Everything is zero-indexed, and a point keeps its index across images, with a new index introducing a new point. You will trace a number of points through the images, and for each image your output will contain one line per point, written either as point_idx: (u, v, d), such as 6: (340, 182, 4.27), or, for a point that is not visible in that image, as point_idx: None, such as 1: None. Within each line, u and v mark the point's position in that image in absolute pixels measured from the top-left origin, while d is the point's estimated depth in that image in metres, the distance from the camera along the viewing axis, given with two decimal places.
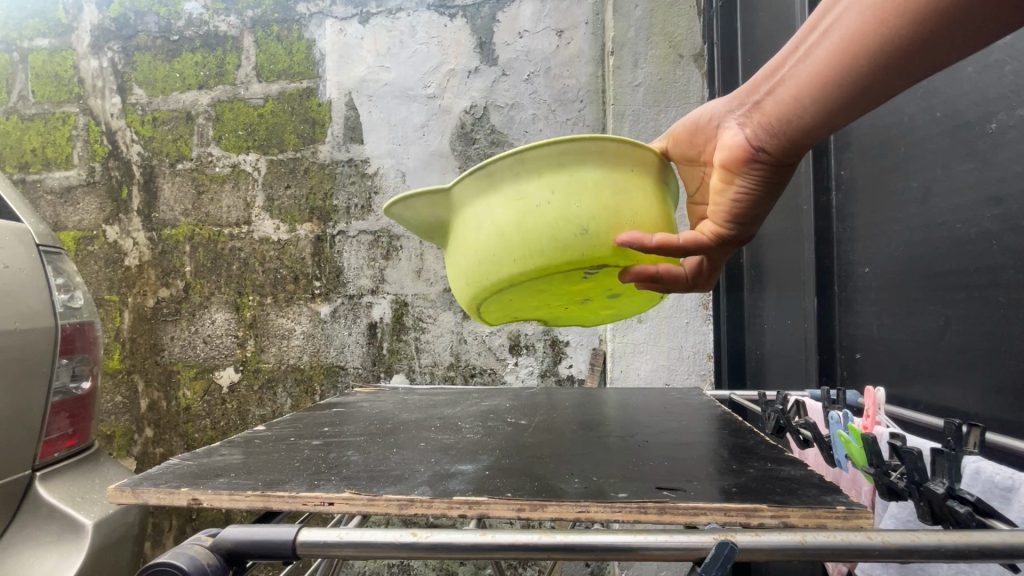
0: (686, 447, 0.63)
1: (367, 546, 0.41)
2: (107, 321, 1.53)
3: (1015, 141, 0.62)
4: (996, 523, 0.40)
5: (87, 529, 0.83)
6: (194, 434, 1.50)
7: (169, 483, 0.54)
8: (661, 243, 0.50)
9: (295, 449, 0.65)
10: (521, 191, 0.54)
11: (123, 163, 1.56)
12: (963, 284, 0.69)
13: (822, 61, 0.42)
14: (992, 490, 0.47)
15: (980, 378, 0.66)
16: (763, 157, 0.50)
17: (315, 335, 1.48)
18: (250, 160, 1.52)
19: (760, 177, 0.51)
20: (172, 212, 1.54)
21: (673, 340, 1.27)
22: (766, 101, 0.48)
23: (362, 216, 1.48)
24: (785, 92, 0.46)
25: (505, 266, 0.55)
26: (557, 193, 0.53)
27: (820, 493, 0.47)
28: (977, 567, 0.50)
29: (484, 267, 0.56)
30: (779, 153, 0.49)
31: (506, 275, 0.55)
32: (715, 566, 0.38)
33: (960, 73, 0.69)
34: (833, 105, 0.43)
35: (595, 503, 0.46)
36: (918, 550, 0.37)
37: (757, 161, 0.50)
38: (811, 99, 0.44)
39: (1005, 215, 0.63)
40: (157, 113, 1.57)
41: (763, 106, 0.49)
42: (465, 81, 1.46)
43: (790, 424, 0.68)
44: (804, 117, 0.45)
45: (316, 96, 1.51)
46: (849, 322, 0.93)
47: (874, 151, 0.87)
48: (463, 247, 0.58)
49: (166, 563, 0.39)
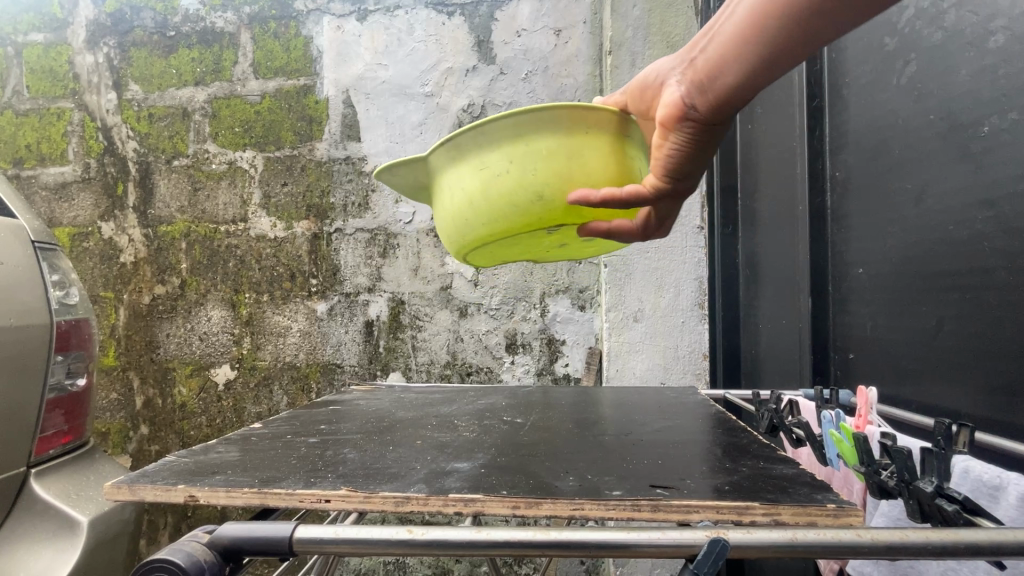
0: (681, 446, 0.63)
1: (364, 543, 0.42)
2: (102, 318, 1.52)
3: (1007, 145, 0.62)
4: (982, 521, 0.40)
5: (82, 526, 0.83)
6: (190, 431, 1.50)
7: (166, 480, 0.54)
8: (606, 199, 0.54)
9: (292, 447, 0.65)
10: (480, 160, 0.58)
11: (119, 159, 1.56)
12: (954, 285, 0.70)
13: (747, 13, 0.43)
14: (979, 489, 0.48)
15: (972, 378, 0.67)
16: (694, 115, 0.49)
17: (311, 332, 1.48)
18: (247, 157, 1.52)
19: (690, 136, 0.50)
20: (168, 208, 1.54)
21: (669, 339, 1.28)
22: (699, 58, 0.48)
23: (359, 214, 1.48)
24: (716, 46, 0.46)
25: (470, 225, 0.61)
26: (513, 163, 0.57)
27: (811, 492, 0.48)
28: (966, 565, 0.51)
29: (458, 230, 0.62)
30: (708, 110, 0.48)
31: (471, 231, 0.61)
32: (707, 563, 0.38)
33: (954, 77, 0.70)
34: (762, 57, 0.44)
35: (589, 501, 0.47)
36: (906, 547, 0.37)
37: (689, 121, 0.49)
38: (736, 51, 0.44)
39: (996, 217, 0.64)
40: (153, 109, 1.56)
41: (696, 63, 0.48)
42: (462, 79, 1.46)
43: (784, 422, 0.69)
44: (731, 67, 0.45)
45: (313, 93, 1.51)
46: (843, 322, 0.94)
47: (868, 153, 0.87)
48: (440, 202, 0.64)
49: (163, 559, 0.39)
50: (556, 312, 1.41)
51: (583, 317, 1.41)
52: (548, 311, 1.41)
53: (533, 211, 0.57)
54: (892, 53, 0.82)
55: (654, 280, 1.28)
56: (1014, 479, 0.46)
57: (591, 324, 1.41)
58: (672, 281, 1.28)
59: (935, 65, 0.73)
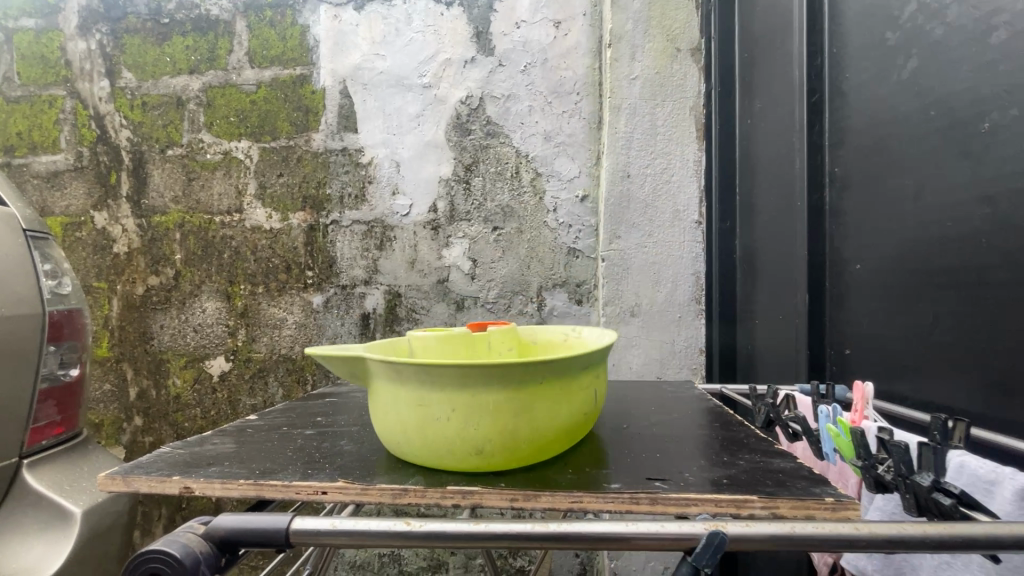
0: (678, 439, 0.63)
1: (361, 535, 0.42)
2: (95, 308, 1.51)
3: (1007, 141, 0.62)
4: (978, 515, 0.41)
5: (76, 517, 0.82)
6: (184, 423, 1.49)
7: (160, 472, 0.54)
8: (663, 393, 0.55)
9: (288, 438, 0.65)
10: (421, 397, 0.53)
11: (112, 148, 1.54)
12: (952, 282, 0.70)
13: None
14: (975, 484, 0.48)
15: (968, 374, 0.67)
16: None
17: (307, 325, 1.47)
18: (243, 147, 1.51)
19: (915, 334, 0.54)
20: (162, 198, 1.52)
21: (666, 334, 1.28)
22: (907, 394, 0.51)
23: (356, 205, 1.47)
24: None
25: (404, 411, 0.54)
26: (456, 410, 0.52)
27: (808, 485, 0.48)
28: (960, 558, 0.52)
29: (397, 426, 0.55)
30: None
31: (407, 419, 0.54)
32: (707, 554, 0.38)
33: (955, 73, 0.70)
34: None
35: (587, 493, 0.47)
36: (904, 540, 0.38)
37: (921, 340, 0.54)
38: None
39: (995, 214, 0.64)
40: (147, 98, 1.54)
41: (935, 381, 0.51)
42: (461, 70, 1.44)
43: (781, 417, 0.69)
44: None
45: (310, 83, 1.49)
46: (840, 318, 0.94)
47: (868, 149, 0.87)
48: (379, 422, 0.57)
49: (158, 550, 0.38)
50: (553, 306, 1.41)
51: (580, 311, 1.41)
52: (545, 306, 1.41)
53: (471, 461, 0.53)
54: (893, 48, 0.82)
55: (651, 275, 1.28)
56: (1009, 474, 0.47)
57: (588, 318, 1.40)
58: (670, 276, 1.28)
59: (936, 60, 0.73)
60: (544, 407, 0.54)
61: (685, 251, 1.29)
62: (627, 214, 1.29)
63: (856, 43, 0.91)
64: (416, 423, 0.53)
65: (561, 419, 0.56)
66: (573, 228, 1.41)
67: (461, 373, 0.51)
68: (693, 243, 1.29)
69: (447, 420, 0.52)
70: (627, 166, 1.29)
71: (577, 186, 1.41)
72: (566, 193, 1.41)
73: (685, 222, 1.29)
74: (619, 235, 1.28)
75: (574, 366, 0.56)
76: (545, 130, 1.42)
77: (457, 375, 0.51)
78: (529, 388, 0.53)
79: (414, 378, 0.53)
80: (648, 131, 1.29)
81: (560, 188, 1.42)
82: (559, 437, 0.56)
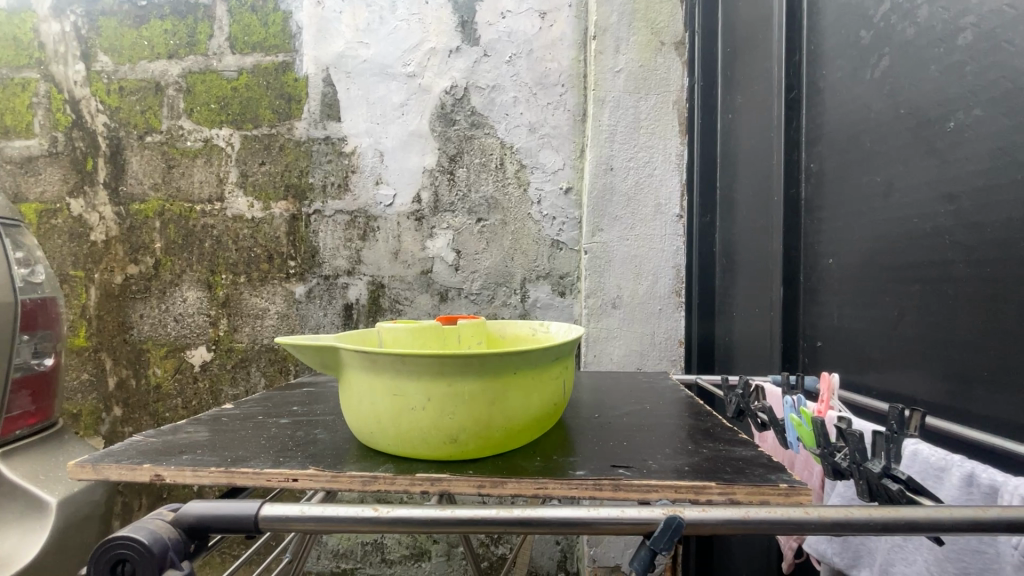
0: (648, 428, 0.65)
1: (329, 520, 0.42)
2: (72, 297, 1.48)
3: (970, 141, 0.64)
4: (922, 499, 0.43)
5: (51, 506, 0.81)
6: (165, 413, 1.48)
7: (132, 460, 0.54)
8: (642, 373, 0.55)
9: (263, 427, 0.65)
10: (397, 386, 0.54)
11: (88, 134, 1.51)
12: (916, 277, 0.72)
13: None
14: (927, 469, 0.51)
15: (928, 366, 0.70)
16: None
17: (289, 315, 1.46)
18: (223, 135, 1.48)
19: None
20: (140, 186, 1.50)
21: (646, 326, 1.30)
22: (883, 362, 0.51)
23: (339, 195, 1.46)
24: None
25: (380, 400, 0.55)
26: (432, 399, 0.53)
27: (767, 472, 0.50)
28: (912, 541, 0.54)
29: (372, 415, 0.55)
30: None
31: (383, 408, 0.54)
32: (664, 538, 0.40)
33: (924, 72, 0.71)
34: None
35: (552, 480, 0.48)
36: (850, 524, 0.39)
37: None
38: None
39: (957, 211, 0.66)
40: (124, 82, 1.51)
41: None
42: (446, 60, 1.43)
43: (749, 407, 0.71)
44: None
45: (292, 71, 1.47)
46: (812, 311, 0.97)
47: (842, 146, 0.89)
48: (354, 411, 0.57)
49: (124, 537, 0.39)
50: (536, 298, 1.42)
51: (563, 303, 1.42)
52: (528, 297, 1.42)
53: (445, 450, 0.54)
54: (868, 47, 0.83)
55: (632, 268, 1.30)
56: (957, 463, 0.49)
57: (571, 310, 1.42)
58: (650, 268, 1.30)
59: (907, 60, 0.74)
60: (518, 397, 0.55)
61: (666, 244, 1.30)
62: (609, 207, 1.30)
63: (833, 41, 0.92)
64: (392, 412, 0.54)
65: (534, 409, 0.57)
66: (556, 221, 1.42)
67: (437, 363, 0.52)
68: (674, 236, 1.30)
69: (423, 409, 0.53)
70: (610, 159, 1.29)
71: (561, 178, 1.42)
72: (550, 186, 1.42)
73: (666, 215, 1.31)
74: (601, 228, 1.29)
75: (548, 357, 0.57)
76: (529, 122, 1.42)
77: (434, 364, 0.52)
78: (505, 377, 0.54)
79: (389, 368, 0.53)
80: (631, 124, 1.30)
81: (544, 180, 1.42)
82: (532, 425, 0.58)
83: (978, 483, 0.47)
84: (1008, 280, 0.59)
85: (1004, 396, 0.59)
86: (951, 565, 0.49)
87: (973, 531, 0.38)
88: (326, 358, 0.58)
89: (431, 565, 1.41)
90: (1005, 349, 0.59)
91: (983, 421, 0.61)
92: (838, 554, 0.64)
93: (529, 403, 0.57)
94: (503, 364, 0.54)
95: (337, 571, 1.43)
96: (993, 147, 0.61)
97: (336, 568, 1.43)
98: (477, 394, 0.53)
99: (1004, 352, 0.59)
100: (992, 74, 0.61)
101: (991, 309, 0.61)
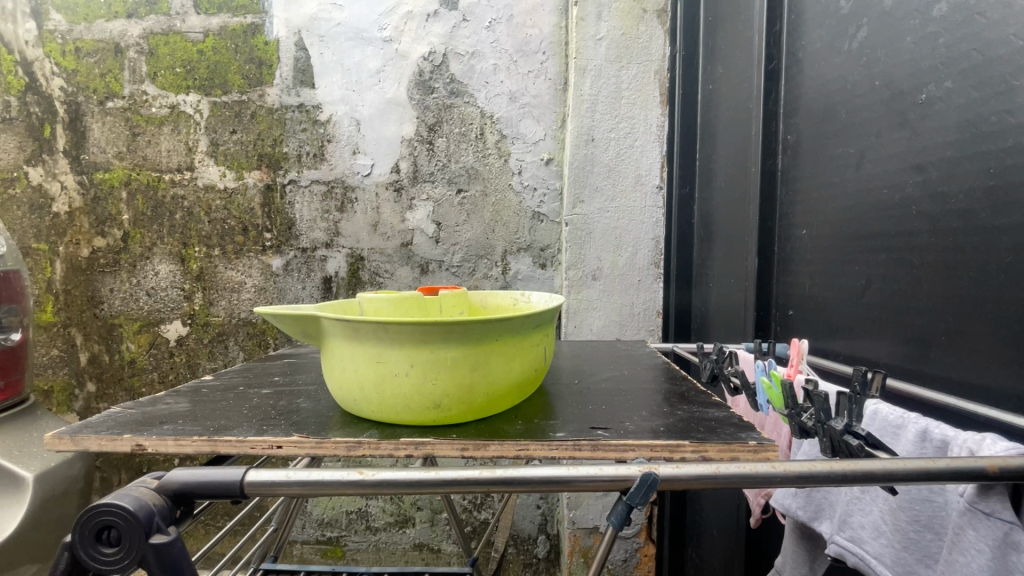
0: (627, 392, 0.67)
1: (315, 485, 0.43)
2: (36, 271, 1.43)
3: (939, 113, 0.65)
4: (879, 453, 0.46)
5: (28, 483, 0.80)
6: (142, 388, 1.46)
7: (111, 431, 0.53)
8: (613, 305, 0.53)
9: (245, 397, 0.65)
10: (381, 355, 0.54)
11: (44, 99, 1.42)
12: (882, 246, 0.75)
13: None
14: (885, 427, 0.55)
15: (891, 332, 0.73)
16: None
17: (267, 288, 1.44)
18: (191, 101, 1.42)
19: None
20: (103, 154, 1.43)
21: (625, 296, 1.33)
22: None
23: (314, 165, 1.42)
24: None
25: (362, 370, 0.55)
26: (416, 366, 0.53)
27: (737, 431, 0.52)
28: (868, 493, 0.58)
29: (358, 386, 0.56)
30: None
31: (368, 378, 0.55)
32: (639, 494, 0.42)
33: (899, 43, 0.72)
34: None
35: (534, 442, 0.50)
36: (813, 476, 0.42)
37: None
38: None
39: (924, 182, 0.68)
40: (80, 43, 1.42)
41: None
42: (423, 24, 1.39)
43: (723, 372, 0.74)
44: None
45: (262, 33, 1.41)
46: (786, 280, 1.00)
47: (819, 117, 0.90)
48: (338, 382, 0.58)
49: (111, 504, 0.39)
50: (518, 270, 1.42)
51: (544, 275, 1.43)
52: (510, 269, 1.42)
53: (429, 416, 0.55)
54: (846, 17, 0.83)
55: (612, 239, 1.31)
56: (913, 419, 0.53)
57: (551, 281, 1.43)
58: (630, 240, 1.31)
59: (884, 31, 0.75)
60: (497, 362, 0.56)
61: (646, 215, 1.31)
62: (590, 178, 1.29)
63: (813, 11, 0.93)
64: (376, 379, 0.54)
65: (515, 375, 0.58)
66: (538, 192, 1.41)
67: (420, 331, 0.52)
68: (653, 208, 1.32)
69: (411, 379, 0.53)
70: (591, 130, 1.28)
71: (542, 149, 1.40)
72: (531, 156, 1.41)
73: (646, 186, 1.32)
74: (582, 200, 1.30)
75: (528, 326, 0.58)
76: (510, 90, 1.39)
77: (415, 333, 0.52)
78: (486, 344, 0.55)
79: (371, 336, 0.53)
80: (612, 94, 1.29)
81: (525, 151, 1.41)
82: (514, 392, 0.59)
83: (931, 438, 0.50)
84: (968, 249, 0.62)
85: (960, 358, 0.63)
86: (904, 513, 0.53)
87: (924, 480, 0.40)
88: (308, 328, 0.58)
89: (416, 531, 1.45)
90: (961, 315, 0.63)
91: (940, 381, 0.65)
92: (802, 507, 0.67)
93: (507, 371, 0.57)
94: (484, 335, 0.54)
95: (323, 539, 1.45)
96: (961, 119, 0.63)
97: (321, 536, 1.45)
98: (461, 359, 0.54)
99: (963, 318, 0.62)
100: (964, 46, 0.62)
101: (952, 277, 0.64)
